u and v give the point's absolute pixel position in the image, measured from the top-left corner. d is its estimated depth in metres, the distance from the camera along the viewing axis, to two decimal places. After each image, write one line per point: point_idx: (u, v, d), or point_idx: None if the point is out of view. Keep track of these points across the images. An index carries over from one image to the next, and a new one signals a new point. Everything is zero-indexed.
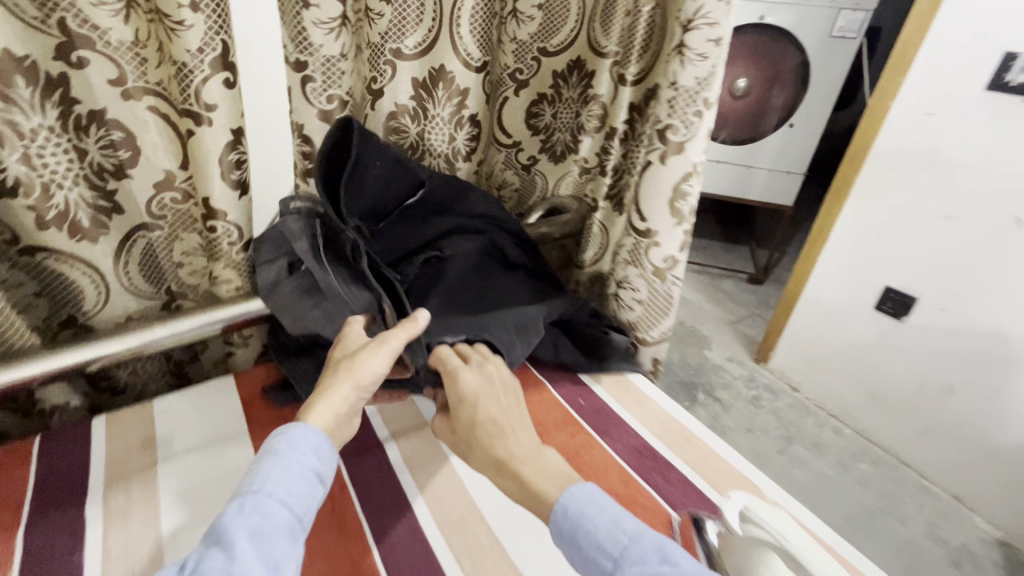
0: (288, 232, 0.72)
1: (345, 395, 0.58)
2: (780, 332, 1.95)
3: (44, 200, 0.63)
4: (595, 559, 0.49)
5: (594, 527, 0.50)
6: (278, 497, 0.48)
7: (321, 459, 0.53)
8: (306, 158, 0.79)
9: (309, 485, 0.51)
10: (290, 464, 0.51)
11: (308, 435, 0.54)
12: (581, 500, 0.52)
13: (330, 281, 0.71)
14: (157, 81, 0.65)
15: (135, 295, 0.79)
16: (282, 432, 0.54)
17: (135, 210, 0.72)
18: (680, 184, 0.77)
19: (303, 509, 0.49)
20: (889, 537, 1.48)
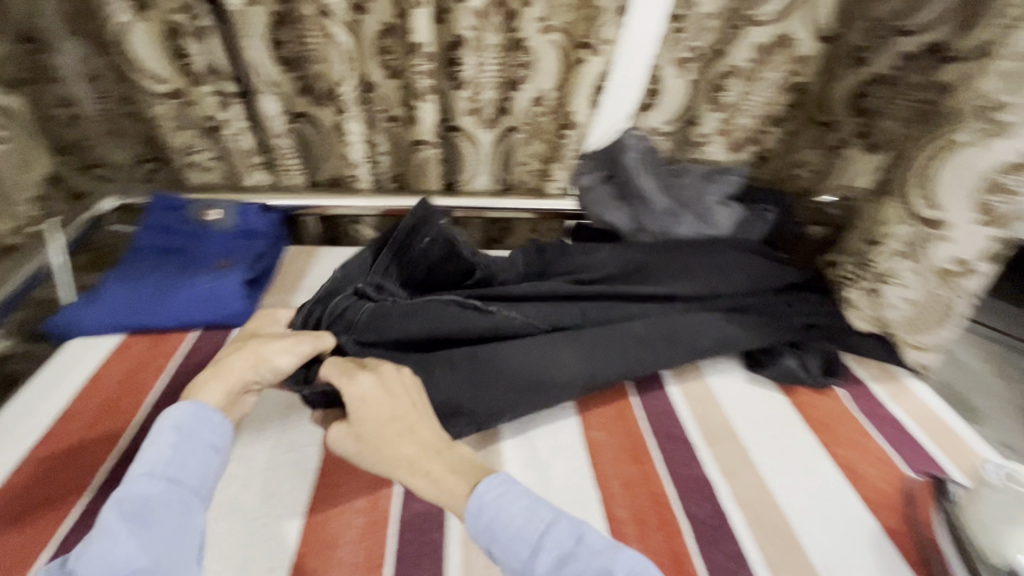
0: (620, 144, 0.92)
1: (240, 371, 0.60)
2: None
3: (475, 96, 0.94)
4: (512, 549, 0.47)
5: (511, 519, 0.48)
6: (171, 476, 0.50)
7: (217, 431, 0.55)
8: (653, 94, 0.95)
9: (204, 457, 0.53)
10: (177, 445, 0.52)
11: (185, 412, 0.54)
12: (493, 489, 0.51)
13: (639, 183, 0.89)
14: (568, 21, 0.88)
15: (492, 179, 1.08)
16: (162, 420, 0.53)
17: (516, 114, 0.99)
18: (996, 175, 0.65)
19: (199, 485, 0.51)
20: None
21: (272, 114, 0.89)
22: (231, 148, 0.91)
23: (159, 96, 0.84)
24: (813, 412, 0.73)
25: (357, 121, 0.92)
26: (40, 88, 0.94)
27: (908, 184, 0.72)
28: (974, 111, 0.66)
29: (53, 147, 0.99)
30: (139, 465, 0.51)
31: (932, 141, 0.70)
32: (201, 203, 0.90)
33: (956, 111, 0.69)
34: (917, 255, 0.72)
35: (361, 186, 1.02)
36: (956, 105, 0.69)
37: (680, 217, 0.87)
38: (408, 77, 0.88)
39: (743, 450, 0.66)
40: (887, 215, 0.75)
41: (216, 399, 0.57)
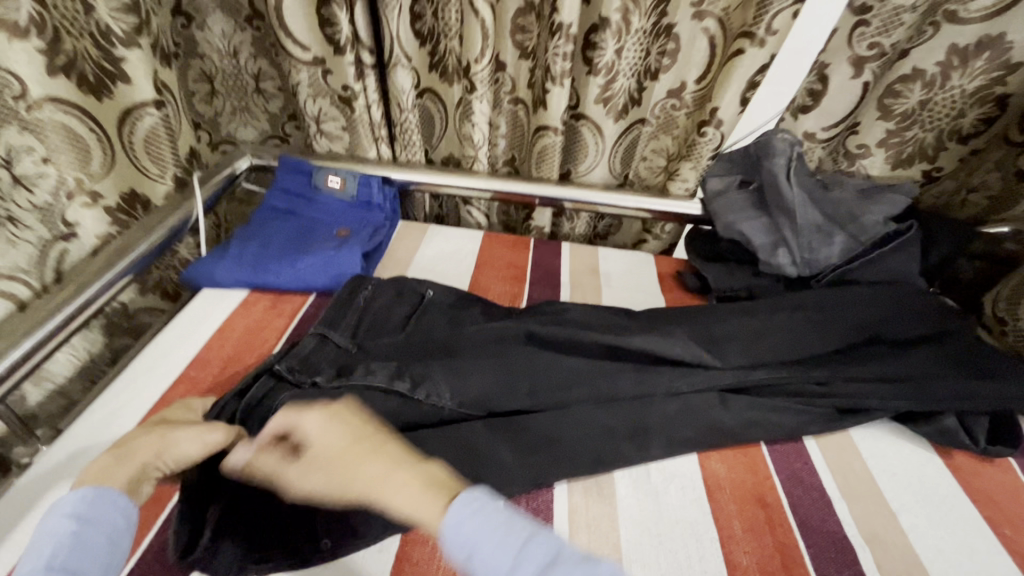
0: (768, 149, 0.84)
1: (144, 451, 0.48)
2: None
3: (610, 83, 0.87)
4: (490, 563, 0.38)
5: (485, 532, 0.39)
6: (62, 564, 0.38)
7: (122, 517, 0.43)
8: (810, 94, 0.84)
9: (118, 542, 0.42)
10: (66, 534, 0.40)
11: (100, 494, 0.43)
12: (470, 501, 0.40)
13: (785, 195, 0.80)
14: (725, 7, 0.80)
15: (610, 172, 1.02)
16: (53, 510, 0.42)
17: (646, 105, 0.93)
18: None
19: (94, 573, 0.39)
20: None
21: (405, 88, 0.88)
22: (360, 120, 0.91)
23: (303, 64, 0.85)
24: (977, 481, 0.62)
25: (485, 102, 0.89)
26: (185, 62, 0.91)
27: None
28: None
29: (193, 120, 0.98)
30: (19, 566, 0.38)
31: None
32: (328, 171, 0.93)
33: None
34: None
35: (479, 168, 1.00)
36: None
37: (833, 236, 0.77)
38: (545, 59, 0.84)
39: (891, 513, 0.58)
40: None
41: (121, 480, 0.45)
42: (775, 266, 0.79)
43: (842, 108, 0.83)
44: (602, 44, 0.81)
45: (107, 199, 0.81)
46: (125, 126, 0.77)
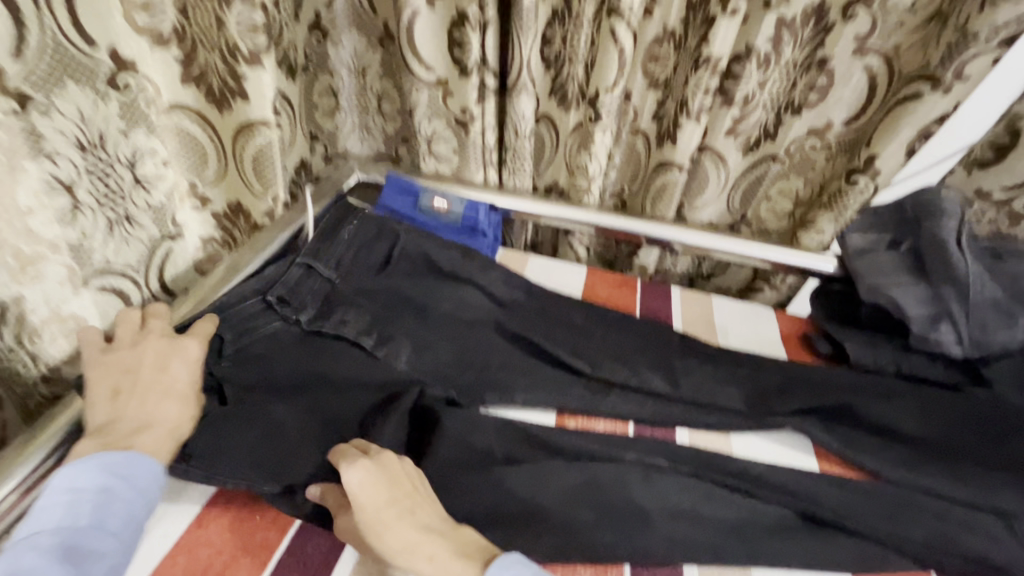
0: (936, 208, 0.74)
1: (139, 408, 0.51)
2: None
3: (746, 118, 0.80)
4: None
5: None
6: (107, 529, 0.45)
7: (154, 484, 0.49)
8: (988, 147, 0.75)
9: (133, 509, 0.47)
10: (110, 492, 0.46)
11: (146, 465, 0.48)
12: (508, 567, 0.46)
13: (958, 268, 0.69)
14: (896, 45, 0.71)
15: (724, 210, 0.94)
16: (104, 460, 0.47)
17: (782, 145, 0.85)
18: None
19: (127, 530, 0.46)
20: None
21: (525, 115, 0.85)
22: (473, 142, 0.89)
23: (425, 84, 0.83)
24: None
25: (607, 133, 0.84)
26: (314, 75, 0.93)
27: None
28: None
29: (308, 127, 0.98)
30: (41, 523, 0.44)
31: None
32: (433, 193, 0.91)
33: None
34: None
35: (588, 201, 0.94)
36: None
37: (1017, 318, 0.67)
38: (681, 93, 0.78)
39: None
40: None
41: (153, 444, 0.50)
42: (936, 344, 0.69)
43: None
44: (748, 78, 0.75)
45: (214, 203, 0.82)
46: (239, 139, 0.77)
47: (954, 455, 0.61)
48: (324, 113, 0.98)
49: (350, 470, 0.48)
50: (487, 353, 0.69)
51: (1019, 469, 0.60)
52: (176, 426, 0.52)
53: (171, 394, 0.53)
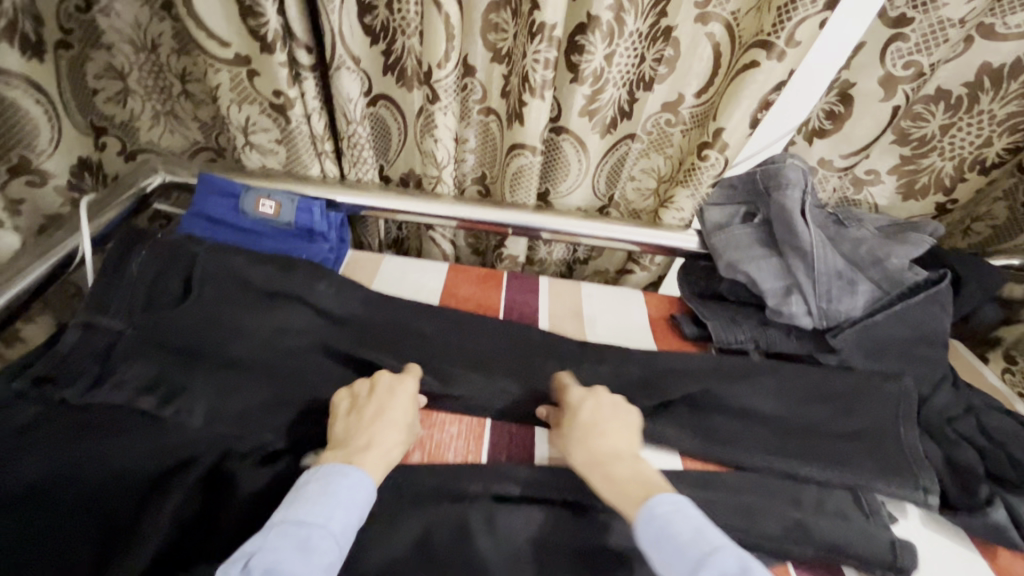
0: (780, 179, 0.73)
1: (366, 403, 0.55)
2: None
3: (596, 94, 0.74)
4: (677, 556, 0.42)
5: (679, 532, 0.43)
6: (331, 530, 0.44)
7: (368, 506, 0.47)
8: (827, 116, 0.75)
9: (352, 527, 0.45)
10: (341, 496, 0.45)
11: (360, 481, 0.47)
12: (666, 503, 0.46)
13: (801, 239, 0.69)
14: (734, 11, 0.68)
15: (592, 194, 0.89)
16: (334, 469, 0.47)
17: (638, 121, 0.80)
18: None
19: (346, 538, 0.44)
20: None
21: (352, 96, 0.73)
22: (298, 132, 0.76)
23: (222, 63, 0.68)
24: None
25: (450, 114, 0.75)
26: (82, 53, 0.74)
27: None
28: None
29: (92, 121, 0.80)
30: (289, 513, 0.44)
31: None
32: (256, 194, 0.77)
33: None
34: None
35: (443, 191, 0.85)
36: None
37: (856, 285, 0.67)
38: (522, 68, 0.70)
39: None
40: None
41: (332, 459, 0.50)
42: (788, 317, 0.68)
43: (863, 135, 0.74)
44: (591, 48, 0.68)
45: None
46: None
47: (809, 436, 0.60)
48: (109, 101, 0.80)
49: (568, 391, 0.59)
50: (300, 381, 0.59)
51: (868, 441, 0.60)
52: (391, 458, 0.51)
53: (389, 421, 0.54)
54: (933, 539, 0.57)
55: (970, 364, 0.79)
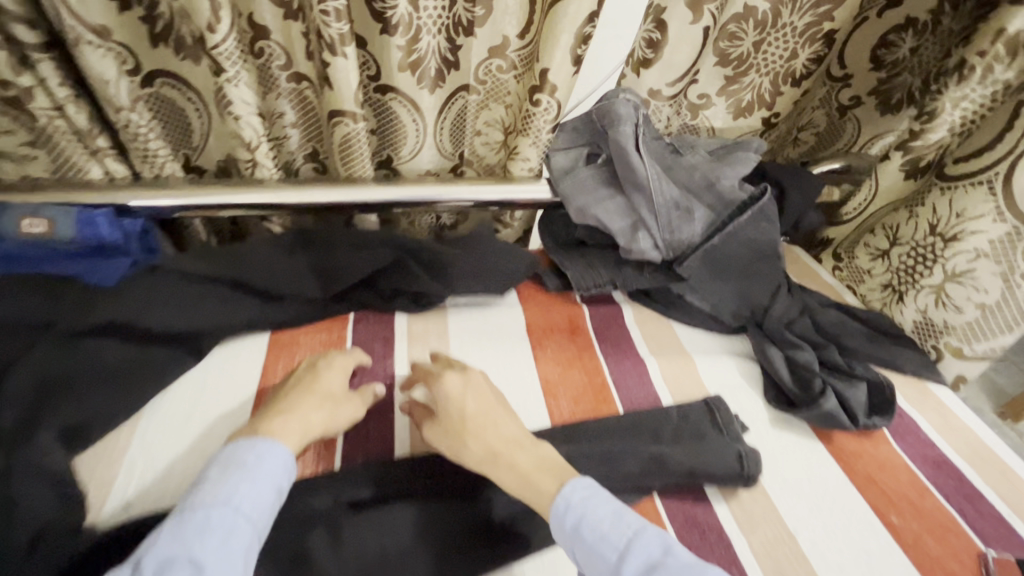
0: (611, 115, 0.71)
1: (309, 406, 0.51)
2: None
3: (412, 44, 0.68)
4: (598, 551, 0.42)
5: (599, 522, 0.43)
6: (244, 513, 0.41)
7: (286, 472, 0.45)
8: (648, 45, 0.73)
9: (270, 498, 0.43)
10: (241, 474, 0.43)
11: (274, 450, 0.45)
12: (582, 490, 0.45)
13: (638, 173, 0.68)
14: None
15: (439, 154, 0.84)
16: (236, 448, 0.45)
17: (466, 70, 0.75)
18: None
19: (261, 517, 0.42)
20: None
21: (110, 76, 0.60)
22: (53, 129, 0.63)
23: None
24: (858, 463, 0.59)
25: (243, 85, 0.65)
26: None
27: (1014, 175, 0.62)
28: None
29: None
30: (187, 500, 0.42)
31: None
32: (19, 213, 0.62)
33: None
34: (1004, 259, 0.64)
35: (263, 175, 0.74)
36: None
37: (693, 212, 0.68)
38: (313, 22, 0.61)
39: None
40: (974, 207, 0.65)
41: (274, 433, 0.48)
42: (638, 253, 0.69)
43: (681, 59, 0.74)
44: None
45: None
46: None
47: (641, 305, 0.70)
48: None
49: (440, 381, 0.53)
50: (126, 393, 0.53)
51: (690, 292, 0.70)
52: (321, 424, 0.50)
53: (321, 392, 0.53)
54: (774, 433, 0.61)
55: (807, 267, 0.86)
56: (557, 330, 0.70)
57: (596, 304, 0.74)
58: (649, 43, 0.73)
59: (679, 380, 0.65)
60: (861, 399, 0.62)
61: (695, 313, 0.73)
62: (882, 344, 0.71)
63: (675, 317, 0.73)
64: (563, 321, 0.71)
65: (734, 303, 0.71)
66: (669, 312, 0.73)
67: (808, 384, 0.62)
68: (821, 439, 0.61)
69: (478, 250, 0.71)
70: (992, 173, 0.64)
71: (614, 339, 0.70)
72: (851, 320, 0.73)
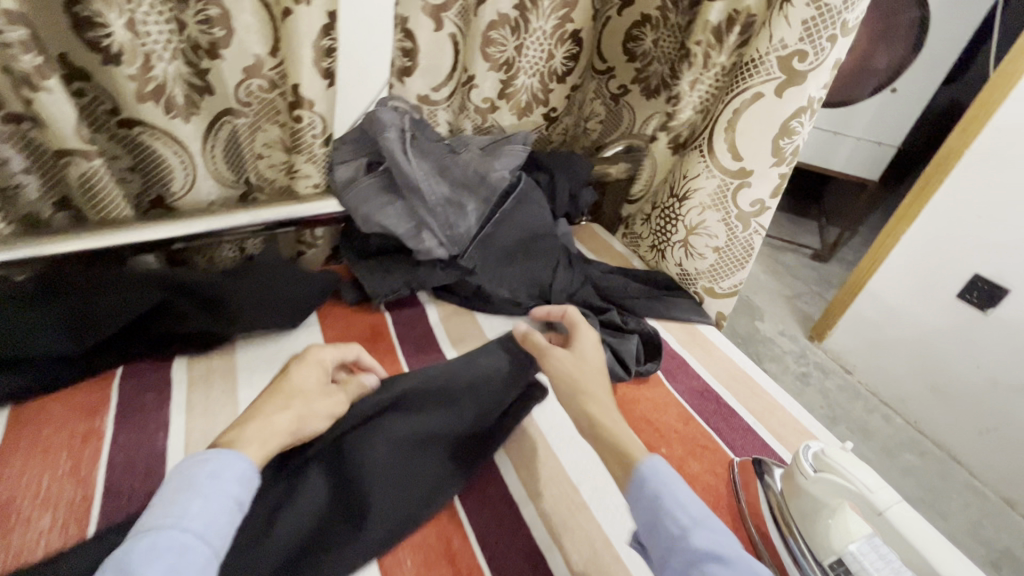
0: (378, 123, 0.72)
1: (289, 402, 0.50)
2: (857, 292, 1.66)
3: (145, 72, 0.63)
4: (672, 513, 0.42)
5: (680, 496, 0.43)
6: (196, 533, 0.37)
7: (245, 488, 0.41)
8: (404, 55, 0.77)
9: (227, 513, 0.39)
10: (198, 490, 0.39)
11: (232, 463, 0.41)
12: (668, 468, 0.46)
13: (411, 176, 0.70)
14: None
15: (219, 182, 0.79)
16: (191, 465, 0.40)
17: (225, 94, 0.73)
18: (790, 121, 0.67)
19: (216, 535, 0.38)
20: (940, 508, 1.39)
21: None
22: None
23: None
24: (636, 409, 0.65)
25: None
26: None
27: (714, 136, 0.73)
28: (777, 61, 0.65)
29: None
30: (143, 521, 0.38)
31: (737, 92, 0.69)
32: None
33: (758, 62, 0.67)
34: (723, 207, 0.76)
35: None
36: (755, 55, 0.67)
37: (465, 206, 0.72)
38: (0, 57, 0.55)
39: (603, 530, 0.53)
40: (693, 168, 0.77)
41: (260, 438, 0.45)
42: (426, 252, 0.71)
43: (439, 66, 0.79)
44: (101, 18, 0.57)
45: None
46: None
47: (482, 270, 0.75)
48: None
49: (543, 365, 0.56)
50: None
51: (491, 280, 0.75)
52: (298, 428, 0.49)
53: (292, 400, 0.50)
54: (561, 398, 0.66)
55: (602, 241, 0.95)
56: (360, 343, 0.70)
57: (398, 309, 0.75)
58: (404, 53, 0.77)
59: None
60: (632, 348, 0.68)
61: (494, 301, 0.77)
62: (657, 299, 0.81)
63: (478, 308, 0.77)
64: (365, 333, 0.71)
65: (525, 285, 0.76)
66: (471, 304, 0.77)
67: None
68: (613, 397, 0.67)
69: (275, 276, 0.69)
70: (702, 138, 0.75)
71: (417, 340, 0.72)
72: (631, 282, 0.82)
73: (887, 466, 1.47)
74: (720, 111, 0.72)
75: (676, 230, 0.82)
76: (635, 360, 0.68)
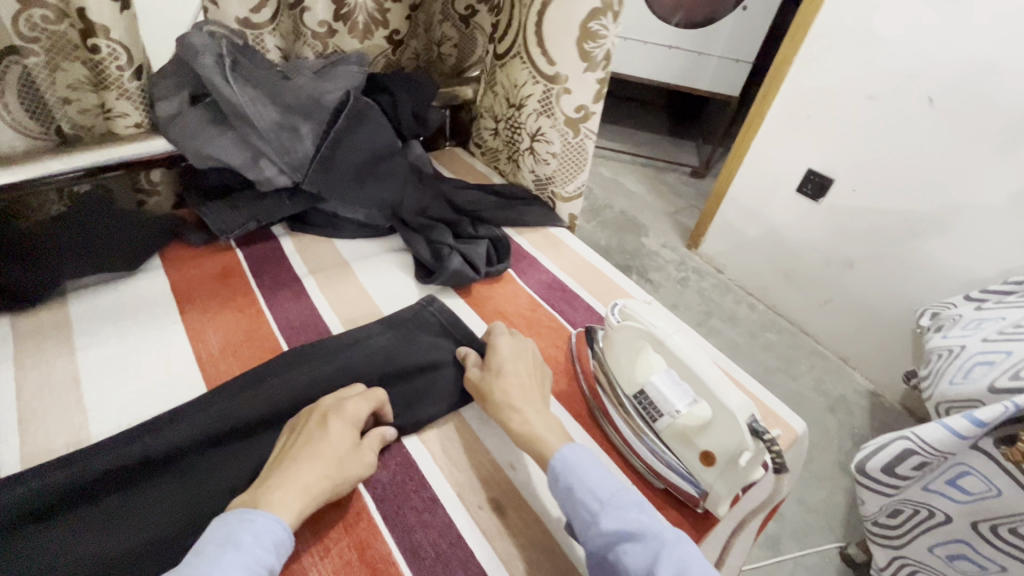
0: (187, 49, 0.68)
1: (325, 454, 0.48)
2: (722, 198, 1.82)
3: None
4: (582, 501, 0.47)
5: (587, 477, 0.47)
6: None
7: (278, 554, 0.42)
8: None
9: None
10: (236, 550, 0.40)
11: (270, 525, 0.42)
12: (579, 449, 0.50)
13: (235, 102, 0.68)
14: None
15: (22, 128, 0.71)
16: (232, 521, 0.42)
17: (1, 29, 0.63)
18: (588, 23, 0.73)
19: None
20: (790, 370, 1.65)
21: None
22: None
23: None
24: (488, 304, 0.72)
25: None
26: None
27: (529, 45, 0.78)
28: None
29: None
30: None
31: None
32: None
33: None
34: (552, 113, 0.81)
35: None
36: None
37: (298, 129, 0.72)
38: None
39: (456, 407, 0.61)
40: (520, 78, 0.82)
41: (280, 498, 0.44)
42: (267, 180, 0.71)
43: None
44: None
45: None
46: None
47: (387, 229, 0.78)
48: None
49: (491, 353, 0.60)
50: None
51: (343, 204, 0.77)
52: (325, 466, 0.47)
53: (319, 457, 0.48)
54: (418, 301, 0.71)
55: (462, 160, 0.99)
56: (211, 281, 0.69)
57: (249, 245, 0.75)
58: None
59: (337, 289, 0.71)
60: (482, 251, 0.74)
61: (352, 225, 0.79)
62: (510, 209, 0.86)
63: (335, 234, 0.78)
64: (215, 270, 0.70)
65: (376, 206, 0.78)
66: (328, 231, 0.78)
67: (435, 248, 0.74)
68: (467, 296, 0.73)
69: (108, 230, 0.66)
70: (519, 47, 0.80)
71: (272, 271, 0.72)
72: (485, 195, 0.86)
73: (752, 345, 1.70)
74: (524, 18, 0.77)
75: (522, 140, 0.87)
76: (486, 263, 0.74)
